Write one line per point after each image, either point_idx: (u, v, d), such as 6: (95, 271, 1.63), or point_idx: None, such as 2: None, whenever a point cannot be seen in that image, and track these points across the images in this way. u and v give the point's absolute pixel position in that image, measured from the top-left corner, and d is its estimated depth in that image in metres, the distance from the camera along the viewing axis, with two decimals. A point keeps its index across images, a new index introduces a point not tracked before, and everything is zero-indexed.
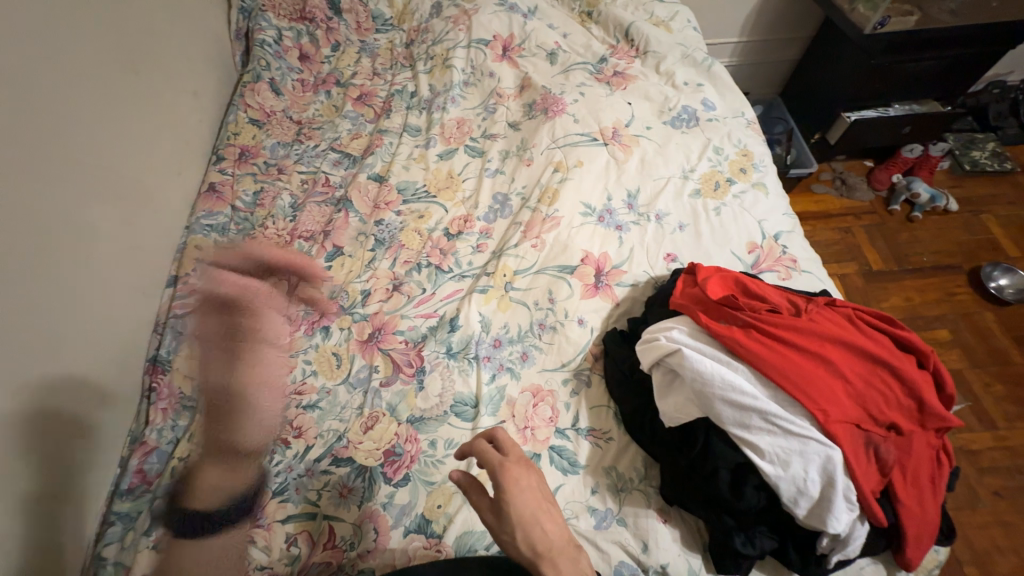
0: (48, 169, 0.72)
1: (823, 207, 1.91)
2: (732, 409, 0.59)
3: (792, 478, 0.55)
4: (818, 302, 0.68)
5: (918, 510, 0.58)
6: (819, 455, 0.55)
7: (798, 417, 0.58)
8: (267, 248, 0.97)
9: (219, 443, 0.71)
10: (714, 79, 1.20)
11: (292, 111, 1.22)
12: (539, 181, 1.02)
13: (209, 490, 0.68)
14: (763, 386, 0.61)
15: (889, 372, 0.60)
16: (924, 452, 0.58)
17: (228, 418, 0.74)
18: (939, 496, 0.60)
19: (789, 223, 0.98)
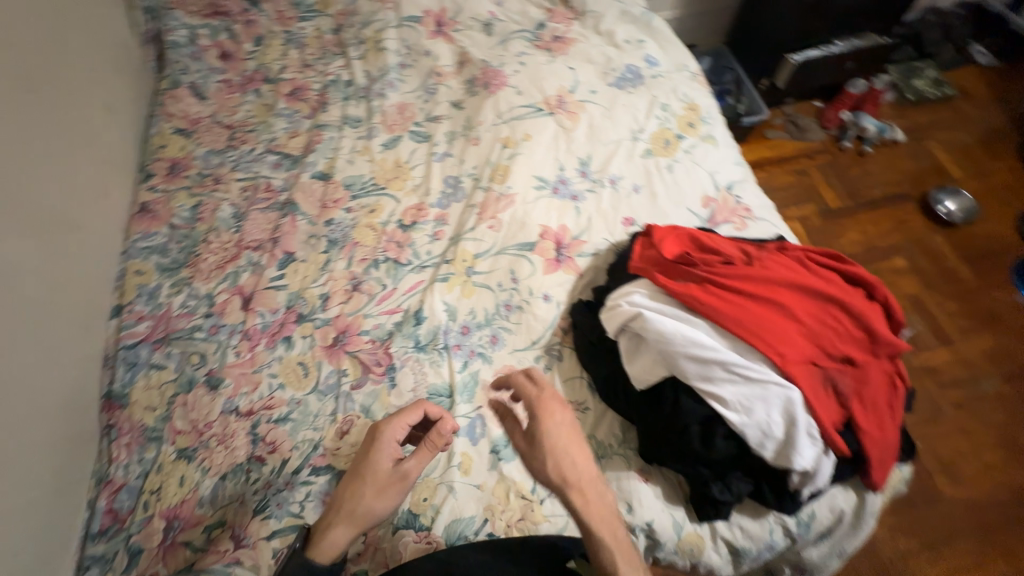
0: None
1: (778, 151, 1.94)
2: (696, 365, 0.60)
3: (757, 423, 0.57)
4: (770, 249, 0.69)
5: (880, 435, 0.61)
6: (779, 397, 0.57)
7: (758, 363, 0.59)
8: (213, 264, 0.92)
9: (353, 506, 0.65)
10: (655, 34, 1.18)
11: (220, 115, 1.14)
12: (488, 159, 0.99)
13: (333, 547, 0.64)
14: (724, 338, 0.61)
15: (839, 308, 0.62)
16: (879, 379, 0.61)
17: (363, 480, 0.66)
18: (898, 418, 0.63)
19: (741, 172, 0.98)
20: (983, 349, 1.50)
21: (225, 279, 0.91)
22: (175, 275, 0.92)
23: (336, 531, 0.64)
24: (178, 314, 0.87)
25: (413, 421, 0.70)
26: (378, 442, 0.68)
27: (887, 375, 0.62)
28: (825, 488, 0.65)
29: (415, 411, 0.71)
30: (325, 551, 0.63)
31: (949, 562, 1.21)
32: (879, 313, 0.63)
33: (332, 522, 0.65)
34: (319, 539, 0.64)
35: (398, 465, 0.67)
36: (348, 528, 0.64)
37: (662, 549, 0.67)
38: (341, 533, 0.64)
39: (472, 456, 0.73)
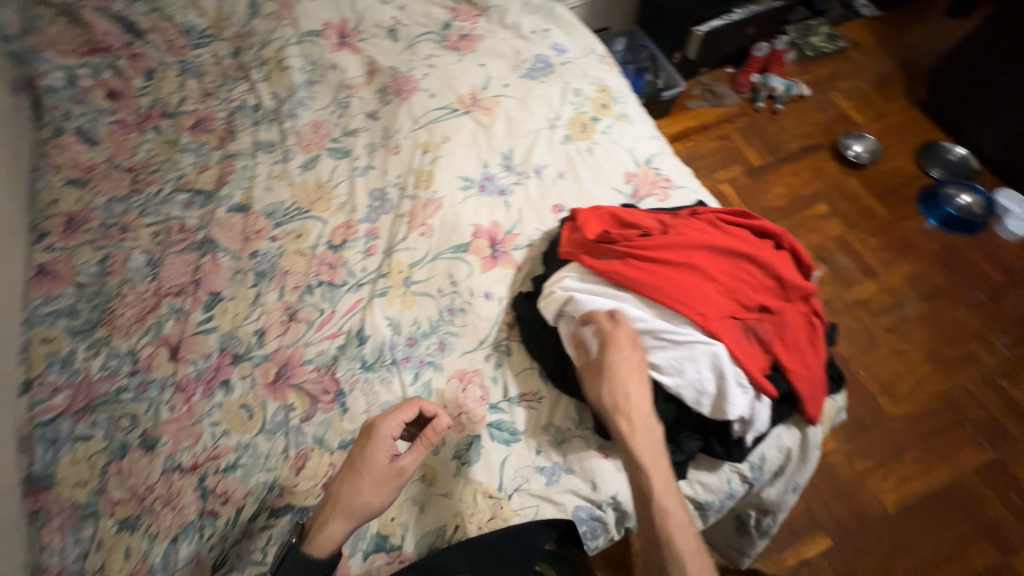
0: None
1: (700, 120, 2.02)
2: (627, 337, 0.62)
3: (689, 382, 0.60)
4: (684, 216, 0.72)
5: (806, 372, 0.65)
6: (706, 354, 0.60)
7: (682, 326, 0.62)
8: (132, 318, 0.86)
9: (348, 500, 0.63)
10: (560, 22, 1.20)
11: (118, 158, 1.06)
12: (411, 166, 0.97)
13: (330, 542, 0.62)
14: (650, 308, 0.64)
15: (750, 261, 0.65)
16: (796, 321, 0.65)
17: (361, 475, 0.65)
18: (820, 354, 0.68)
19: (658, 145, 1.02)
20: (903, 275, 1.64)
21: (147, 331, 0.85)
22: (89, 336, 0.85)
23: (332, 525, 0.62)
24: (99, 378, 0.81)
25: (409, 418, 0.69)
26: (374, 438, 0.67)
27: (803, 316, 0.66)
28: (768, 429, 0.68)
29: (410, 409, 0.69)
30: (323, 547, 0.61)
31: (900, 473, 1.32)
32: (786, 261, 0.67)
33: (330, 516, 0.63)
34: (318, 534, 0.62)
35: (396, 463, 0.66)
36: (345, 521, 0.63)
37: (629, 518, 0.72)
38: (339, 526, 0.62)
39: (436, 467, 0.73)
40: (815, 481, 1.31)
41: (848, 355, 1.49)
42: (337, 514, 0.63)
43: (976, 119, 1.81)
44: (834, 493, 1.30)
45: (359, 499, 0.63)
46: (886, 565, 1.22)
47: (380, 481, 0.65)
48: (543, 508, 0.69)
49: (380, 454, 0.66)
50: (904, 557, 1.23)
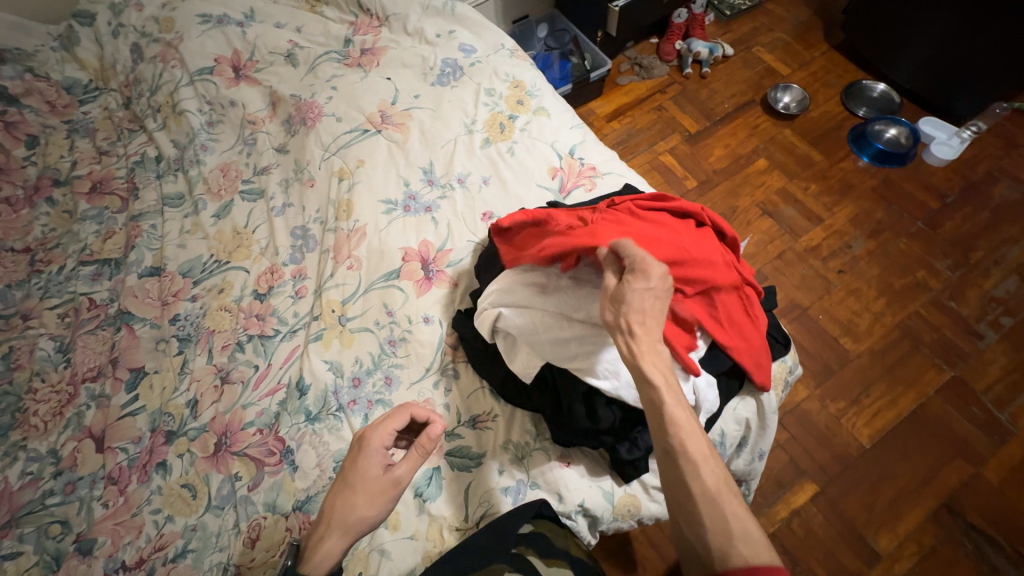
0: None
1: (633, 94, 2.02)
2: (559, 347, 0.64)
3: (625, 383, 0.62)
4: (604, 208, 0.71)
5: (744, 342, 0.65)
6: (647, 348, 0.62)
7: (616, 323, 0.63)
8: (48, 413, 0.79)
9: (343, 515, 0.60)
10: (464, 20, 1.16)
11: (9, 240, 0.97)
12: (329, 198, 0.92)
13: (327, 560, 0.59)
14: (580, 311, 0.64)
15: (674, 242, 0.64)
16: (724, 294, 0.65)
17: (354, 489, 0.61)
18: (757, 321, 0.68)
19: (580, 133, 0.99)
20: (847, 215, 1.68)
21: (68, 425, 0.78)
22: (3, 443, 0.78)
23: (329, 541, 0.59)
24: (21, 486, 0.74)
25: (400, 425, 0.65)
26: (365, 450, 0.63)
27: (733, 287, 0.66)
28: (722, 406, 0.68)
29: (400, 416, 0.65)
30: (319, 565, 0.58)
31: (871, 408, 1.36)
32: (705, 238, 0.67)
33: (328, 532, 0.59)
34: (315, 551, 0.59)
35: (389, 474, 0.62)
36: (340, 535, 0.59)
37: (602, 521, 0.71)
38: (336, 540, 0.59)
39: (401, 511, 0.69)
40: (793, 431, 1.34)
41: (807, 303, 1.52)
42: (332, 529, 0.59)
43: (891, 53, 1.86)
44: (812, 440, 1.33)
45: (354, 511, 0.60)
46: (871, 499, 1.26)
47: (374, 493, 0.61)
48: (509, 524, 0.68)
49: (372, 466, 0.62)
50: (886, 489, 1.27)
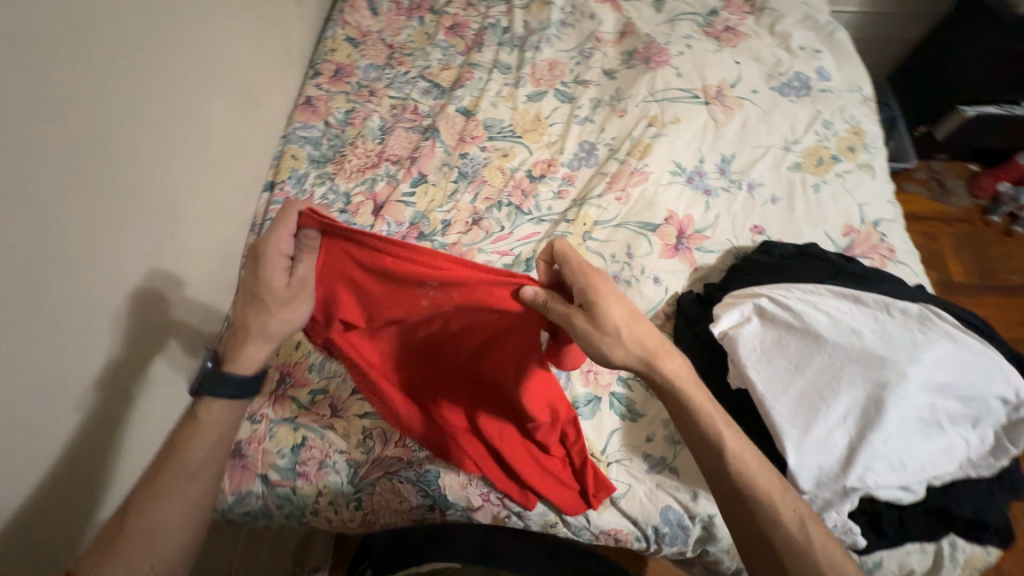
0: (171, 42, 0.72)
1: (912, 207, 1.76)
2: (836, 407, 0.56)
3: (904, 482, 0.55)
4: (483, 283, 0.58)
5: (552, 486, 0.70)
6: (959, 455, 0.56)
7: (921, 399, 0.55)
8: (355, 166, 1.00)
9: (261, 325, 0.59)
10: (836, 46, 1.09)
11: (386, 33, 1.20)
12: (630, 133, 0.98)
13: (255, 360, 0.60)
14: (888, 367, 0.56)
15: (942, 376, 0.56)
16: (544, 431, 0.71)
17: (260, 301, 0.59)
18: (892, 481, 0.54)
19: (893, 211, 0.90)
20: None
21: (364, 183, 0.98)
22: (321, 168, 1.00)
23: (241, 359, 0.59)
24: (318, 204, 0.95)
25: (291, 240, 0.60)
26: (261, 258, 0.58)
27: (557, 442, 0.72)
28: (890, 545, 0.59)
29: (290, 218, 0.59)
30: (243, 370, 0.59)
31: None
32: (1015, 414, 0.57)
33: (250, 347, 0.60)
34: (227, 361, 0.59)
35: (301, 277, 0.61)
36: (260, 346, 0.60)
37: (715, 542, 0.70)
38: (252, 353, 0.60)
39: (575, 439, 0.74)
40: None
41: None
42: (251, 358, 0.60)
43: None
44: None
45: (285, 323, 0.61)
46: None
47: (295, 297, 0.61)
48: (616, 520, 0.70)
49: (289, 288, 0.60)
50: None
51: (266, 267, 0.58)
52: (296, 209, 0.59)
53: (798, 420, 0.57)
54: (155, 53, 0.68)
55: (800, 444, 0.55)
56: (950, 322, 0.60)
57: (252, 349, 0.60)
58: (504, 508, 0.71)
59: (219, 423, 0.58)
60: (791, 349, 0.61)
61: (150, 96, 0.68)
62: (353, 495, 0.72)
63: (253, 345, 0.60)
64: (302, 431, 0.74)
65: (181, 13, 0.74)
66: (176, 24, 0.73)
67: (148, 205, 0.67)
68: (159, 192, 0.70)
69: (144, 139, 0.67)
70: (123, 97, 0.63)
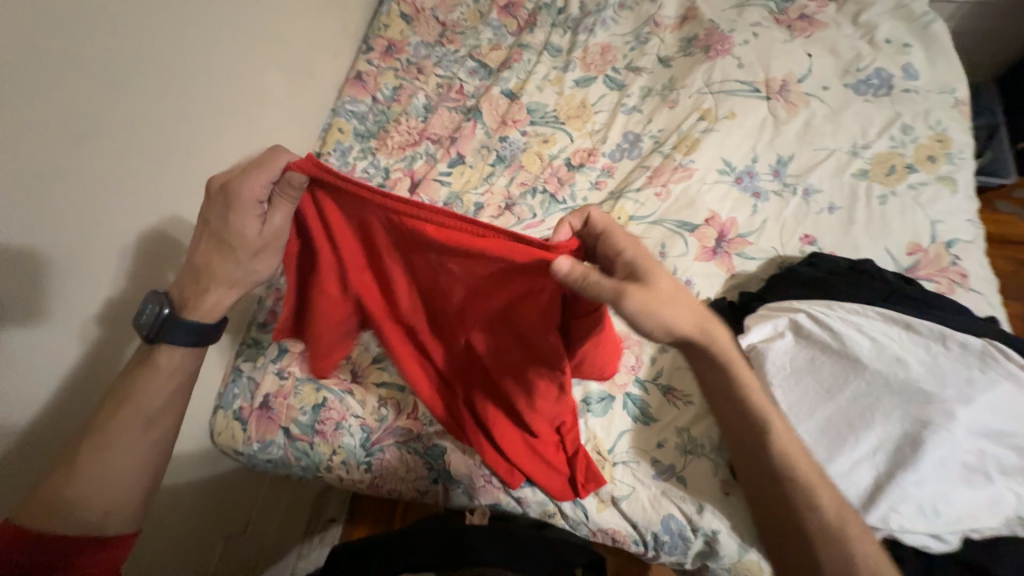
0: (230, 12, 0.75)
1: (1004, 230, 1.56)
2: (865, 440, 0.52)
3: (935, 531, 0.50)
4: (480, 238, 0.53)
5: (540, 469, 0.70)
6: (1008, 511, 0.50)
7: (968, 445, 0.50)
8: (397, 143, 1.02)
9: (230, 272, 0.59)
10: (930, 41, 0.97)
11: (440, 11, 1.20)
12: (679, 126, 0.93)
13: (217, 307, 0.60)
14: (933, 404, 0.51)
15: (997, 422, 0.50)
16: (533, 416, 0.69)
17: (231, 249, 0.58)
18: (921, 528, 0.49)
19: (974, 232, 0.80)
20: None
21: (403, 160, 1.00)
22: (365, 142, 1.03)
23: (199, 306, 0.59)
24: (358, 177, 0.98)
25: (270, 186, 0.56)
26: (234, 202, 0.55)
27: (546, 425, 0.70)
28: None
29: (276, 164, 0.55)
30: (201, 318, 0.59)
31: None
32: None
33: (215, 297, 0.59)
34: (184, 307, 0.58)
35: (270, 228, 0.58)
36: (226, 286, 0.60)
37: (715, 560, 0.67)
38: (216, 301, 0.60)
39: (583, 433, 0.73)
40: None
41: None
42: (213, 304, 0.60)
43: None
44: None
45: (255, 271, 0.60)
46: None
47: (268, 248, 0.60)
48: (615, 520, 0.69)
49: (267, 239, 0.59)
50: None
51: (240, 213, 0.56)
52: (284, 157, 0.56)
53: (821, 448, 0.53)
54: (214, 22, 0.72)
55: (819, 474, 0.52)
56: (1017, 363, 0.53)
57: (216, 296, 0.59)
58: (504, 492, 0.72)
59: (179, 371, 0.58)
60: (824, 372, 0.57)
61: (207, 63, 0.72)
62: (363, 458, 0.75)
63: (219, 293, 0.59)
64: (323, 392, 0.78)
65: None
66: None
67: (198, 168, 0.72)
68: (210, 157, 0.74)
69: (201, 104, 0.71)
70: (180, 64, 0.67)
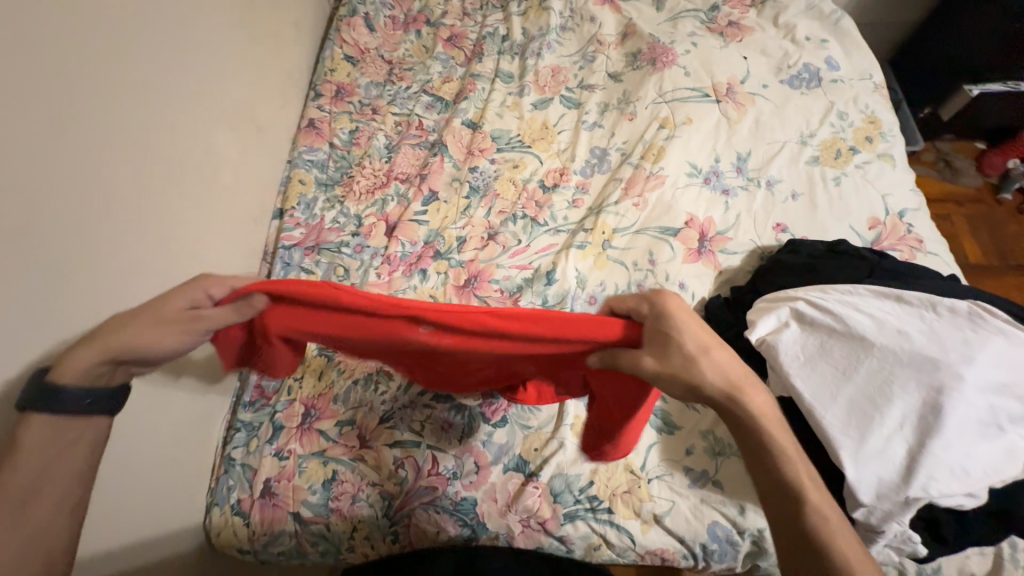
0: (172, 75, 0.70)
1: (922, 190, 1.74)
2: (893, 417, 0.54)
3: (970, 489, 0.52)
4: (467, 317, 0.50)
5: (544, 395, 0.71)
6: None
7: (980, 402, 0.53)
8: (364, 188, 0.98)
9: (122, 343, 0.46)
10: (842, 34, 1.07)
11: (384, 49, 1.19)
12: (642, 137, 0.96)
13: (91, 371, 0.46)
14: (942, 370, 0.54)
15: (997, 375, 0.54)
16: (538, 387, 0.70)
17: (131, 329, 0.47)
18: (958, 490, 0.52)
19: (917, 200, 0.88)
20: None
21: (374, 204, 0.96)
22: (329, 191, 0.98)
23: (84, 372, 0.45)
24: (329, 228, 0.93)
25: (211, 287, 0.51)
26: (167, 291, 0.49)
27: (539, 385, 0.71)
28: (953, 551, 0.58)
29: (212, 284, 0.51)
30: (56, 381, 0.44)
31: None
32: None
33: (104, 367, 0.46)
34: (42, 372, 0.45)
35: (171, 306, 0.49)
36: (95, 351, 0.46)
37: (765, 557, 0.68)
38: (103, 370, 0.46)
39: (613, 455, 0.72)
40: None
41: None
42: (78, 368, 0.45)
43: None
44: None
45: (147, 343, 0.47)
46: None
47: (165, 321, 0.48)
48: (663, 538, 0.68)
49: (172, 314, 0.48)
50: None
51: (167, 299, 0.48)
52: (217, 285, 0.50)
53: (851, 429, 0.55)
54: (157, 88, 0.67)
55: (857, 454, 0.54)
56: (1002, 318, 0.58)
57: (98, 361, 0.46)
58: (546, 533, 0.68)
59: None
60: (836, 354, 0.59)
61: (154, 131, 0.66)
62: (389, 529, 0.70)
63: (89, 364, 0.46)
64: (332, 466, 0.72)
65: (181, 46, 0.73)
66: (177, 58, 0.72)
67: (155, 246, 0.66)
68: (165, 232, 0.68)
69: (153, 176, 0.66)
70: (127, 137, 0.61)
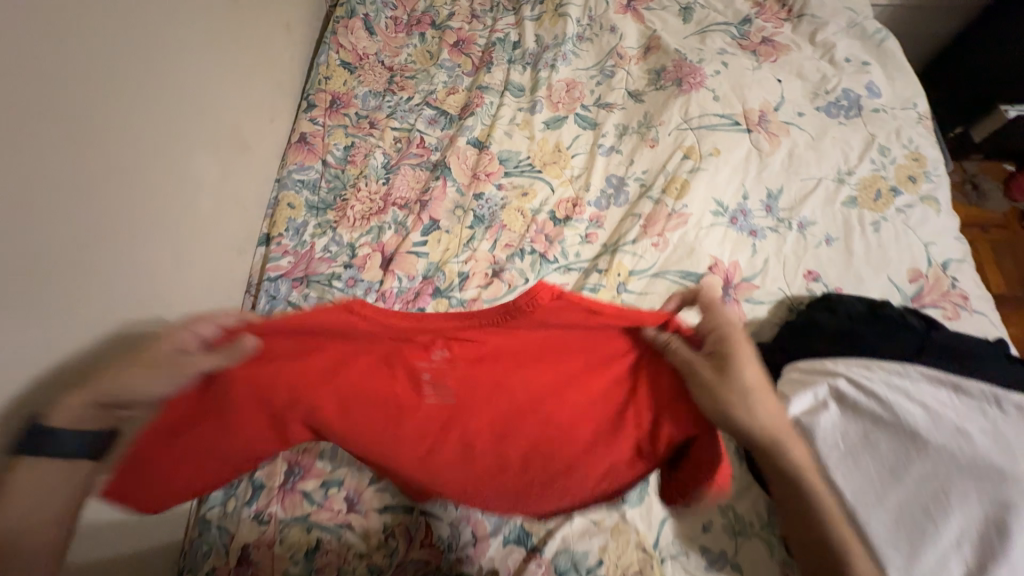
0: (146, 97, 0.62)
1: None
2: (949, 532, 0.49)
3: None
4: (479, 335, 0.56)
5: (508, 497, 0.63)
6: None
7: None
8: (358, 213, 0.90)
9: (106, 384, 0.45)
10: (885, 56, 0.98)
11: (385, 54, 1.10)
12: (664, 167, 0.88)
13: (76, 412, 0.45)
14: (1002, 480, 0.50)
15: None
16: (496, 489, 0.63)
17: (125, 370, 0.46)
18: None
19: (961, 249, 0.81)
20: None
21: (369, 232, 0.88)
22: (320, 215, 0.90)
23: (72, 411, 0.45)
24: (320, 258, 0.85)
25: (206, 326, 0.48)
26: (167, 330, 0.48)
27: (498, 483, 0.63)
28: None
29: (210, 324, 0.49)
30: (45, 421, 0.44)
31: None
32: None
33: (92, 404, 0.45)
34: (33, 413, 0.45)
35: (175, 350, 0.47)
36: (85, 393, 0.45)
37: None
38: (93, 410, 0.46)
39: (625, 529, 0.64)
40: None
41: None
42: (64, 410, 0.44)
43: None
44: None
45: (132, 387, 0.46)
46: None
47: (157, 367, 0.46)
48: None
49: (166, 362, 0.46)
50: None
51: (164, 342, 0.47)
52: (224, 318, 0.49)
53: (901, 541, 0.50)
54: (127, 113, 0.59)
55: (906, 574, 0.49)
56: None
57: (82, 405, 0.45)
58: None
59: None
60: (881, 448, 0.54)
61: (123, 164, 0.58)
62: None
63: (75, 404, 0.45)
64: (315, 533, 0.66)
65: (158, 62, 0.64)
66: (152, 76, 0.63)
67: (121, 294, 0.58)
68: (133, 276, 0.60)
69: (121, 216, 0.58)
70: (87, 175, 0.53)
